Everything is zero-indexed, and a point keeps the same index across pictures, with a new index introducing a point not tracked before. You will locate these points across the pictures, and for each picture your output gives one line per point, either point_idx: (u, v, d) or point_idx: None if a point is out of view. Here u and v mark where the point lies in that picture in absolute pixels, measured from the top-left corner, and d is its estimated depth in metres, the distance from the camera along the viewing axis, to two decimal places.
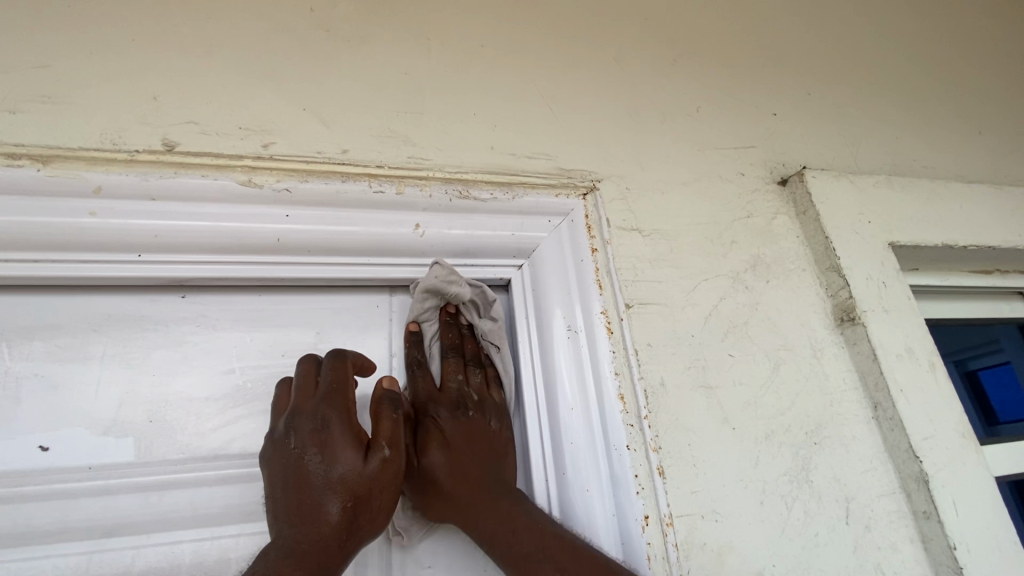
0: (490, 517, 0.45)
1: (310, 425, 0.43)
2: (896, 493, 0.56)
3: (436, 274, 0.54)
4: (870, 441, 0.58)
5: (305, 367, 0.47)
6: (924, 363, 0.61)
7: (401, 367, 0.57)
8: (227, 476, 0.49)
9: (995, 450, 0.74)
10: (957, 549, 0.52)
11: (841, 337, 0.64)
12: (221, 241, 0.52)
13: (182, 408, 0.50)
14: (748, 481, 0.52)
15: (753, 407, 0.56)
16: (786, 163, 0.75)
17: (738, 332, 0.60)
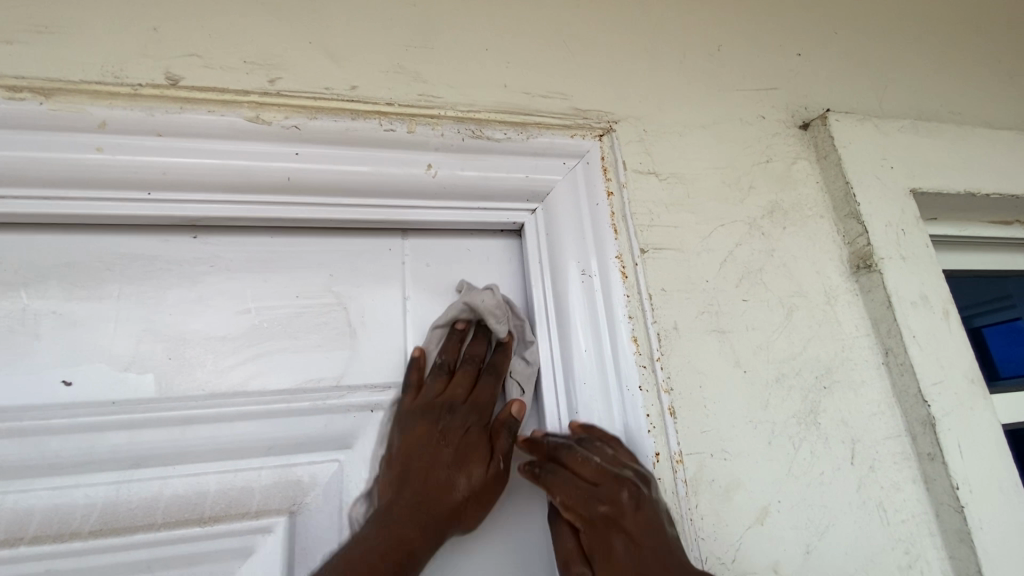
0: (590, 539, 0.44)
1: (450, 422, 0.49)
2: (902, 436, 0.57)
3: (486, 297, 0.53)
4: (880, 386, 0.59)
5: (465, 374, 0.52)
6: (938, 310, 0.61)
7: (415, 309, 0.56)
8: (248, 412, 0.49)
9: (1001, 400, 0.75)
10: (959, 489, 0.53)
11: (855, 284, 0.63)
12: (230, 179, 0.51)
13: (199, 347, 0.50)
14: (757, 423, 0.53)
15: (765, 352, 0.57)
16: (810, 106, 0.72)
17: (753, 279, 0.60)
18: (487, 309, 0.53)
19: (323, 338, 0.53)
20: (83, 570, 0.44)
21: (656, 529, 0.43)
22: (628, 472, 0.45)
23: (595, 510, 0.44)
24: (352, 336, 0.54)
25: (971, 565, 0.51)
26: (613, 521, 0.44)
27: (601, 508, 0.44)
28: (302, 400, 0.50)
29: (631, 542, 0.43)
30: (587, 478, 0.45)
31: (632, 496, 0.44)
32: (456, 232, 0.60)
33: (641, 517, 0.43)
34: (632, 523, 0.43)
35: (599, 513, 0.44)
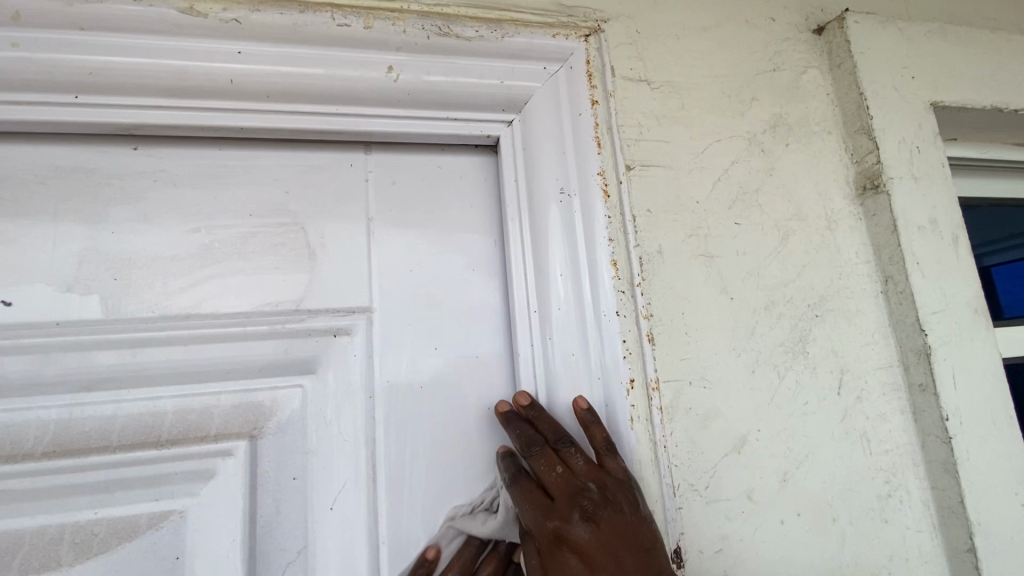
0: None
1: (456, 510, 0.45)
2: (894, 366, 0.54)
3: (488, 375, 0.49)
4: (875, 314, 0.55)
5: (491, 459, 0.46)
6: (946, 236, 0.57)
7: (381, 231, 0.52)
8: (201, 334, 0.47)
9: (1004, 332, 0.72)
10: (948, 420, 0.51)
11: (860, 207, 0.58)
12: (165, 82, 0.46)
13: (147, 266, 0.47)
14: (741, 352, 0.51)
15: (754, 278, 0.53)
16: (826, 7, 0.64)
17: (748, 200, 0.55)
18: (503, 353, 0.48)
19: (280, 259, 0.50)
20: (39, 491, 0.43)
21: (615, 550, 0.39)
22: (592, 486, 0.42)
23: (544, 526, 0.41)
24: (311, 257, 0.50)
25: (953, 494, 0.50)
26: (562, 538, 0.40)
27: (549, 522, 0.41)
28: (259, 322, 0.48)
29: (585, 556, 0.40)
30: (549, 489, 0.42)
31: (585, 514, 0.40)
32: (426, 146, 0.55)
33: (598, 535, 0.40)
34: (604, 514, 0.40)
35: (548, 529, 0.41)
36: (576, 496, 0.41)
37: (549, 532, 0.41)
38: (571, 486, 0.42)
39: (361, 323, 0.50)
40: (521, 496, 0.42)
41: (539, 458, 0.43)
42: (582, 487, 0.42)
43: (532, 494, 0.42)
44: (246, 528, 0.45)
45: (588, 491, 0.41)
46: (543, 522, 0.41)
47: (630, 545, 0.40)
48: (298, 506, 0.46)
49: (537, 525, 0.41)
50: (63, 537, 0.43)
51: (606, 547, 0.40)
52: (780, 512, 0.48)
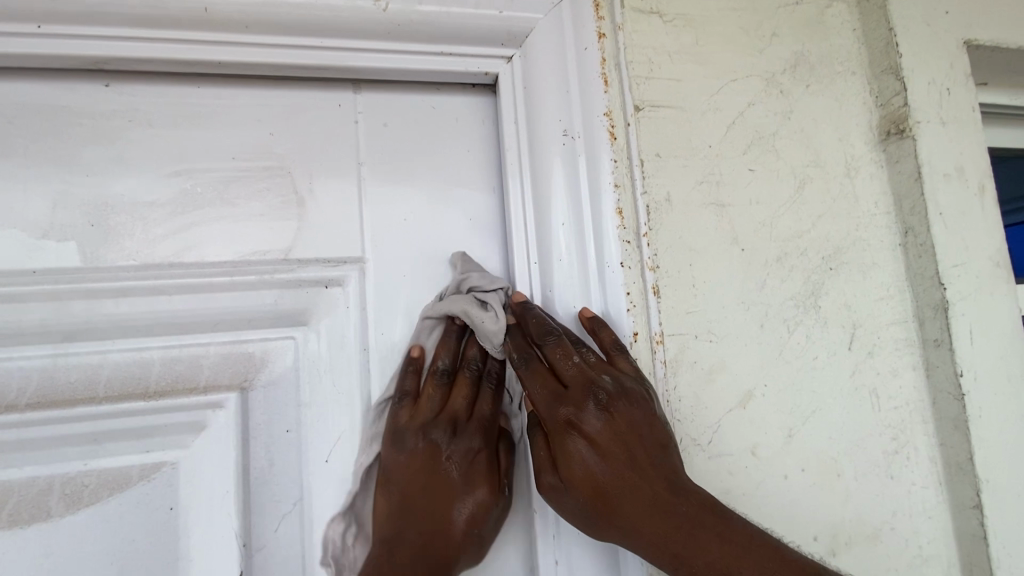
0: (620, 488, 0.39)
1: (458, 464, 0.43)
2: (908, 322, 0.52)
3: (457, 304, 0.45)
4: (892, 268, 0.53)
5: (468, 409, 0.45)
6: (972, 185, 0.53)
7: (373, 177, 0.49)
8: (186, 284, 0.45)
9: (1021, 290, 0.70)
10: (963, 377, 0.49)
11: (882, 154, 0.55)
12: (131, 11, 0.41)
13: (126, 213, 0.45)
14: (750, 305, 0.49)
15: (767, 228, 0.50)
16: None
17: (763, 145, 0.52)
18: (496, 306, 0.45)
19: (267, 206, 0.47)
20: (26, 442, 0.42)
21: (630, 441, 0.40)
22: (606, 379, 0.41)
23: (555, 411, 0.40)
24: (300, 204, 0.47)
25: (962, 452, 0.49)
26: (574, 426, 0.40)
27: (562, 409, 0.40)
28: (246, 272, 0.46)
29: (598, 444, 0.40)
30: (562, 378, 0.41)
31: (599, 404, 0.40)
32: (420, 86, 0.52)
33: (611, 426, 0.40)
34: (620, 406, 0.40)
35: (560, 416, 0.40)
36: (591, 386, 0.40)
37: (562, 419, 0.40)
38: (587, 376, 0.41)
39: (353, 273, 0.48)
40: (533, 381, 0.41)
41: (553, 349, 0.42)
42: (596, 379, 0.41)
43: (544, 385, 0.41)
44: (240, 481, 0.44)
45: (602, 384, 0.41)
46: (555, 410, 0.40)
47: (644, 438, 0.40)
48: (292, 459, 0.45)
49: (549, 411, 0.40)
50: (54, 488, 0.42)
51: (619, 438, 0.40)
52: (784, 468, 0.47)
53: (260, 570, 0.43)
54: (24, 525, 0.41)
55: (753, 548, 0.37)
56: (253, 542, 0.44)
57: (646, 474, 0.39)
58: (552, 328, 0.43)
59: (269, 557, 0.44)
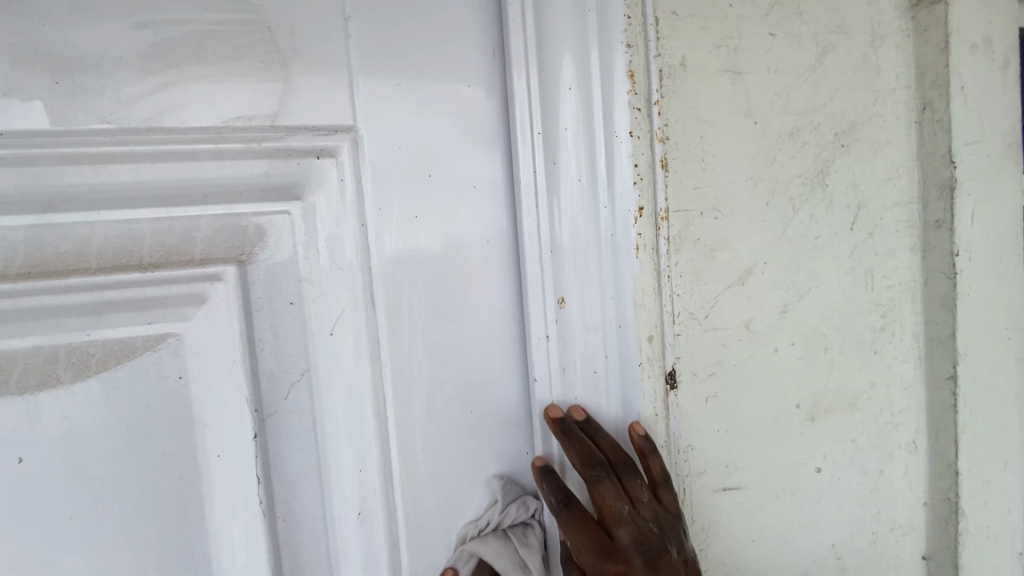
0: None
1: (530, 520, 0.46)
2: (913, 203, 0.52)
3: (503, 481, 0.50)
4: (904, 147, 0.51)
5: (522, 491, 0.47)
6: (1000, 58, 0.51)
7: (363, 38, 0.45)
8: (170, 149, 0.42)
9: None
10: (958, 256, 0.50)
11: (911, 21, 0.51)
12: None
13: (94, 70, 0.41)
14: (758, 181, 0.47)
15: (782, 100, 0.48)
16: None
17: (787, 6, 0.47)
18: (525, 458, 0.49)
19: (247, 65, 0.43)
20: (23, 314, 0.40)
21: None
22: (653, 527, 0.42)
23: (603, 567, 0.41)
24: (282, 64, 0.44)
25: (945, 327, 0.51)
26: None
27: (609, 566, 0.41)
28: (232, 139, 0.43)
29: None
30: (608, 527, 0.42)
31: (646, 556, 0.41)
32: None
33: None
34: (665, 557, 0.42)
35: (609, 570, 0.41)
36: (639, 533, 0.42)
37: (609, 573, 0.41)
38: (636, 529, 0.42)
39: (345, 143, 0.45)
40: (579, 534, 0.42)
41: (603, 494, 0.42)
42: (645, 529, 0.42)
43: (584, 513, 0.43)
44: (247, 353, 0.44)
45: (649, 528, 0.42)
46: (605, 568, 0.41)
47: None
48: (296, 332, 0.45)
49: (597, 567, 0.41)
50: (60, 357, 0.42)
51: None
52: (775, 342, 0.49)
53: (273, 435, 0.45)
54: (36, 392, 0.42)
55: None
56: (265, 409, 0.45)
57: None
58: (601, 461, 0.43)
59: (281, 424, 0.45)
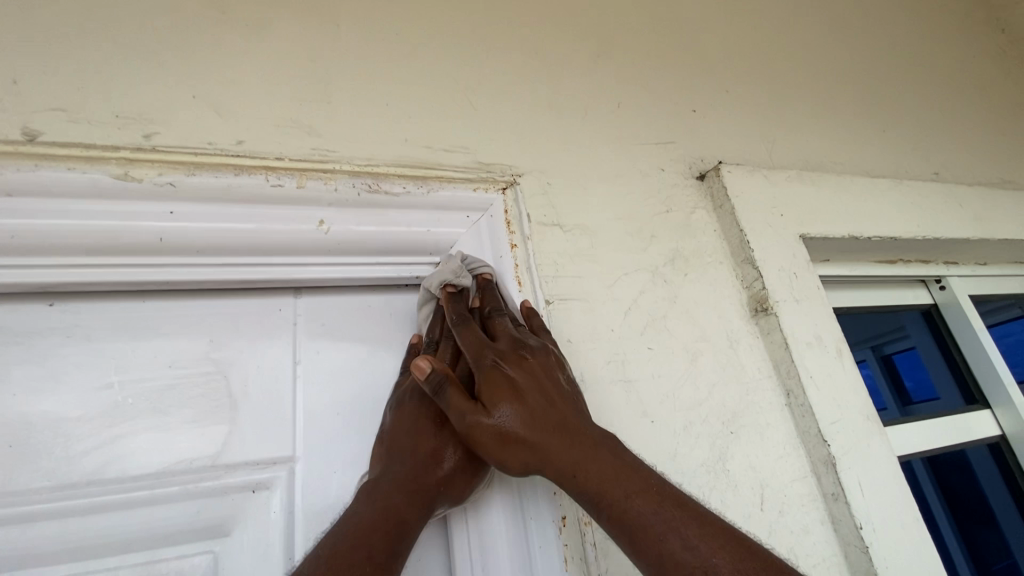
0: (571, 456, 0.40)
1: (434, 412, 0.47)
2: (807, 477, 0.58)
3: (445, 270, 0.51)
4: (783, 428, 0.60)
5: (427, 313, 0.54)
6: (831, 349, 0.64)
7: (307, 376, 0.53)
8: (102, 503, 0.44)
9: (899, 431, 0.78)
10: (863, 529, 0.54)
11: (756, 327, 0.65)
12: (92, 242, 0.46)
13: (50, 429, 0.44)
14: (666, 475, 0.53)
15: (670, 398, 0.57)
16: (704, 158, 0.76)
17: (657, 325, 0.60)
18: (445, 279, 0.51)
19: (200, 411, 0.49)
20: None
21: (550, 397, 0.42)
22: (533, 343, 0.46)
23: (483, 356, 0.44)
24: (233, 406, 0.49)
25: None
26: (499, 364, 0.43)
27: (489, 357, 0.44)
28: (171, 483, 0.46)
29: (519, 406, 0.41)
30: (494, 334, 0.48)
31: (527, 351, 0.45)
32: (356, 288, 0.58)
33: (526, 371, 0.43)
34: (537, 359, 0.45)
35: (486, 362, 0.43)
36: (517, 342, 0.46)
37: (488, 362, 0.43)
38: (515, 339, 0.46)
39: (283, 472, 0.49)
40: (467, 334, 0.46)
41: (498, 361, 0.43)
42: (523, 339, 0.46)
43: (520, 419, 0.41)
44: None
45: (529, 343, 0.46)
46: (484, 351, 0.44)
47: (565, 404, 0.43)
48: None
49: (477, 355, 0.44)
50: None
51: (547, 403, 0.42)
52: None
53: None
54: None
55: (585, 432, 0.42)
56: None
57: (559, 402, 0.42)
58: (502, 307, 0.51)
59: None
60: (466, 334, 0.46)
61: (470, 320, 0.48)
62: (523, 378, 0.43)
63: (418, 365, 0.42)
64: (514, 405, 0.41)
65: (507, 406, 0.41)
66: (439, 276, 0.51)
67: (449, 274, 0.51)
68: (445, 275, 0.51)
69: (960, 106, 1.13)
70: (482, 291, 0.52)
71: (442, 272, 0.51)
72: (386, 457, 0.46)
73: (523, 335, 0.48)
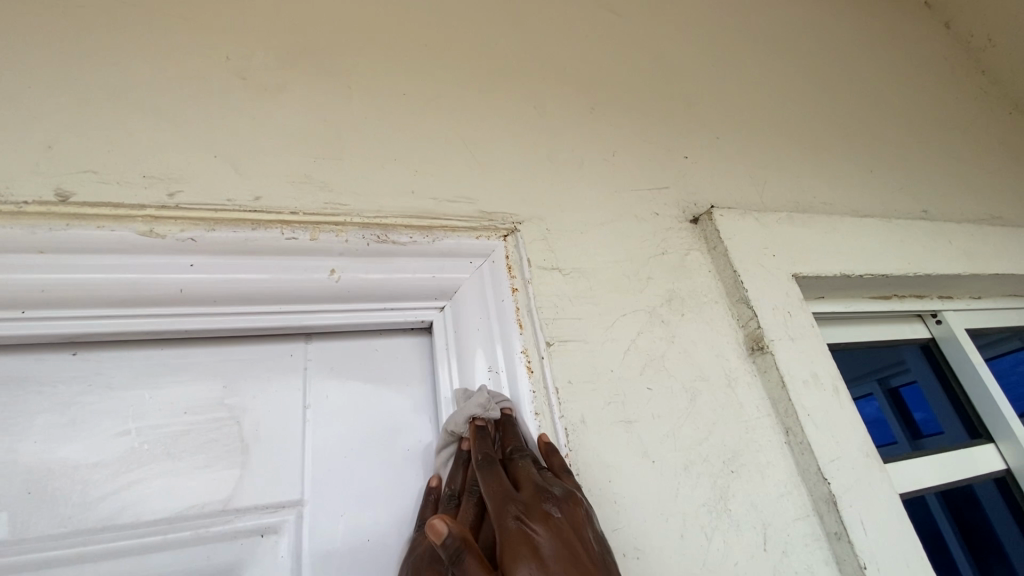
0: None
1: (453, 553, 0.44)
2: (809, 516, 0.58)
3: (478, 401, 0.51)
4: (783, 466, 0.61)
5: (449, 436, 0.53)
6: (828, 387, 0.65)
7: (316, 420, 0.54)
8: (115, 549, 0.45)
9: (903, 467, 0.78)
10: (868, 569, 0.54)
11: (753, 365, 0.67)
12: (117, 295, 0.49)
13: (68, 477, 0.46)
14: (668, 516, 0.53)
15: (671, 438, 0.58)
16: (697, 202, 0.80)
17: (656, 366, 0.62)
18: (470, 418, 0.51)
19: (212, 457, 0.50)
20: None
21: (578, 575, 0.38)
22: (557, 490, 0.44)
23: (506, 508, 0.41)
24: (244, 451, 0.51)
25: None
26: (522, 518, 0.40)
27: (512, 507, 0.41)
28: (182, 527, 0.47)
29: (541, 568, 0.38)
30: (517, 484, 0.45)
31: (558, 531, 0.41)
32: (364, 333, 0.60)
33: (554, 543, 0.39)
34: (562, 518, 0.41)
35: (509, 524, 0.40)
36: (541, 491, 0.43)
37: (510, 514, 0.41)
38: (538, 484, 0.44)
39: (291, 517, 0.50)
40: (489, 480, 0.44)
41: (520, 518, 0.40)
42: (547, 487, 0.44)
43: None
44: None
45: (553, 492, 0.44)
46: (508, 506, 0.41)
47: (586, 569, 0.39)
48: None
49: (498, 512, 0.41)
50: None
51: (569, 566, 0.38)
52: None
53: None
54: None
55: None
56: None
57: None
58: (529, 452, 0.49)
59: None
60: (491, 482, 0.44)
61: (494, 464, 0.46)
62: (554, 544, 0.39)
63: (433, 527, 0.38)
64: (535, 565, 0.38)
65: (526, 569, 0.38)
66: (460, 415, 0.51)
67: (477, 408, 0.51)
68: (471, 408, 0.51)
69: (945, 146, 1.17)
70: (504, 427, 0.52)
71: (464, 411, 0.51)
72: None
73: (546, 482, 0.45)
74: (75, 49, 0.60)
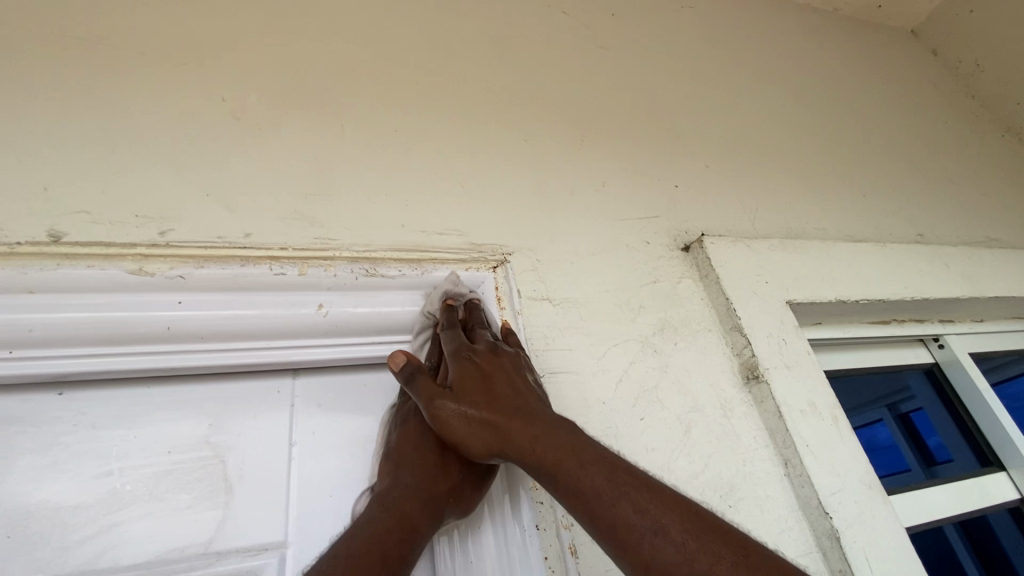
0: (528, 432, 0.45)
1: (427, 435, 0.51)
2: (813, 553, 0.56)
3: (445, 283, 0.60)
4: (784, 500, 0.59)
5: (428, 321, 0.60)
6: (827, 416, 0.63)
7: (301, 456, 0.53)
8: None
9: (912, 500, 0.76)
10: None
11: (749, 394, 0.65)
12: (104, 333, 0.49)
13: (48, 518, 0.45)
14: None
15: (665, 472, 0.56)
16: (688, 230, 0.80)
17: (648, 397, 0.61)
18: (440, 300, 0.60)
19: (196, 496, 0.49)
20: None
21: (516, 399, 0.47)
22: (508, 349, 0.53)
23: (460, 360, 0.50)
24: (228, 490, 0.50)
25: None
26: (473, 385, 0.48)
27: (465, 353, 0.51)
28: (160, 572, 0.46)
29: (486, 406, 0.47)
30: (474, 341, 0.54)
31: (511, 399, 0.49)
32: (353, 367, 0.60)
33: (497, 396, 0.47)
34: (507, 359, 0.51)
35: (463, 364, 0.49)
36: (494, 348, 0.52)
37: (462, 359, 0.50)
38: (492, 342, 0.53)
39: (273, 560, 0.49)
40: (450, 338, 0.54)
41: (470, 354, 0.50)
42: (498, 343, 0.53)
43: (486, 399, 0.47)
44: None
45: (503, 348, 0.53)
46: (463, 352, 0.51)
47: (525, 402, 0.47)
48: None
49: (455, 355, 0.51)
50: None
51: (509, 393, 0.48)
52: None
53: None
54: None
55: (546, 422, 0.46)
56: None
57: (527, 403, 0.47)
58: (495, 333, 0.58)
59: None
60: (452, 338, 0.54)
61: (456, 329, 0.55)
62: (500, 402, 0.47)
63: (393, 356, 0.49)
64: (476, 394, 0.47)
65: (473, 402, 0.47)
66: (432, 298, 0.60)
67: (448, 285, 0.60)
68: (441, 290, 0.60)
69: (938, 170, 1.18)
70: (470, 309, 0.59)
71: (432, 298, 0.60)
72: (392, 466, 0.50)
73: (500, 343, 0.54)
74: (75, 92, 0.61)
